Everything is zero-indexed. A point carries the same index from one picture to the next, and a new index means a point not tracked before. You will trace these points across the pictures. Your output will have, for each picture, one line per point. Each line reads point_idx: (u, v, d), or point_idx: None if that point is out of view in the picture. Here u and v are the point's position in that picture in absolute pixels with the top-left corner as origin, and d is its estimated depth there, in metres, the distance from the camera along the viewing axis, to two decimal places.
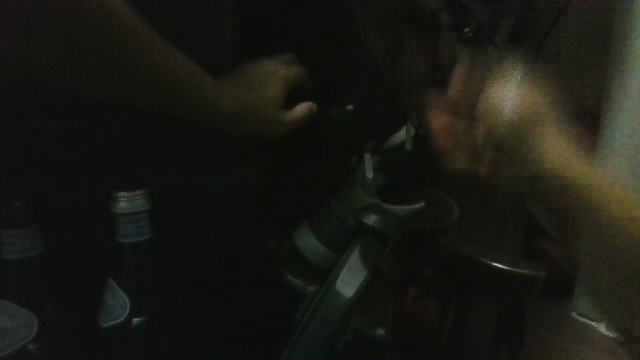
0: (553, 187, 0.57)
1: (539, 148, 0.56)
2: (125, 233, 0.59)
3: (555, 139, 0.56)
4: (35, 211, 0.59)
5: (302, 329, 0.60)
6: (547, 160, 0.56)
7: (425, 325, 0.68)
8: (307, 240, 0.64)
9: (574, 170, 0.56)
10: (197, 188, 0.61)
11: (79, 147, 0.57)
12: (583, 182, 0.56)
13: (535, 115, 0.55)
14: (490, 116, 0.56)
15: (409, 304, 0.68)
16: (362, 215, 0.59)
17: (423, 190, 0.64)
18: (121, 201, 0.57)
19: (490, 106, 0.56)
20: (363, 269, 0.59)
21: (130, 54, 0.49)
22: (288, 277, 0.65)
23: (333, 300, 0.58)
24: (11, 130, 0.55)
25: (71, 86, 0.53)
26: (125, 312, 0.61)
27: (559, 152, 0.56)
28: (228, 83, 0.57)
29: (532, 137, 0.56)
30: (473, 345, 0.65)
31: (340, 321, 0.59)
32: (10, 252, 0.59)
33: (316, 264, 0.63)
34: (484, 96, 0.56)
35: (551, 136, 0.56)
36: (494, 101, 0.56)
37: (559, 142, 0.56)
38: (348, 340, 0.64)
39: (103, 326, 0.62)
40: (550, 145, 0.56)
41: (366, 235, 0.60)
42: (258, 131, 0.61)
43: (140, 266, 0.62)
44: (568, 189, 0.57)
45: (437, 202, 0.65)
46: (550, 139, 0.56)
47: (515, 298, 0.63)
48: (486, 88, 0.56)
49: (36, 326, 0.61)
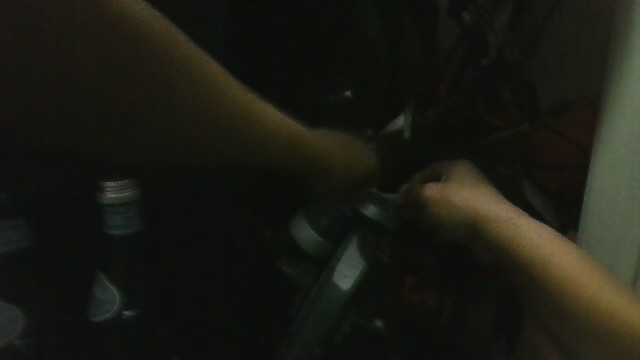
0: (540, 275, 0.50)
1: (518, 246, 0.52)
2: (113, 226, 0.56)
3: (537, 231, 0.52)
4: (34, 200, 0.59)
5: (299, 324, 0.55)
6: (530, 258, 0.50)
7: (422, 315, 0.71)
8: (301, 230, 0.61)
9: (571, 271, 0.48)
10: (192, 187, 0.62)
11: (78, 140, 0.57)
12: (585, 288, 0.47)
13: (501, 219, 0.54)
14: (449, 204, 0.59)
15: (408, 293, 0.72)
16: (362, 207, 0.58)
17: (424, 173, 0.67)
18: (107, 192, 0.54)
19: (445, 202, 0.59)
20: (361, 258, 0.56)
21: (127, 39, 0.50)
22: (284, 269, 0.64)
23: (331, 294, 0.54)
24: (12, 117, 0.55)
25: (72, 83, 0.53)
26: (116, 305, 0.57)
27: (545, 247, 0.50)
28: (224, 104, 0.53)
29: (512, 238, 0.52)
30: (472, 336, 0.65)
31: (339, 316, 0.54)
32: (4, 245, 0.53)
33: (314, 256, 0.61)
34: (440, 195, 0.60)
35: (524, 225, 0.52)
36: (448, 199, 0.59)
37: (541, 233, 0.51)
38: (345, 334, 0.58)
39: (91, 320, 0.57)
40: (530, 235, 0.51)
41: (364, 228, 0.58)
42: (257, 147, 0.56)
43: (131, 262, 0.59)
44: (556, 290, 0.48)
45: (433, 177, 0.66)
46: (530, 230, 0.52)
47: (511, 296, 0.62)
48: (443, 194, 0.60)
49: (23, 321, 0.54)
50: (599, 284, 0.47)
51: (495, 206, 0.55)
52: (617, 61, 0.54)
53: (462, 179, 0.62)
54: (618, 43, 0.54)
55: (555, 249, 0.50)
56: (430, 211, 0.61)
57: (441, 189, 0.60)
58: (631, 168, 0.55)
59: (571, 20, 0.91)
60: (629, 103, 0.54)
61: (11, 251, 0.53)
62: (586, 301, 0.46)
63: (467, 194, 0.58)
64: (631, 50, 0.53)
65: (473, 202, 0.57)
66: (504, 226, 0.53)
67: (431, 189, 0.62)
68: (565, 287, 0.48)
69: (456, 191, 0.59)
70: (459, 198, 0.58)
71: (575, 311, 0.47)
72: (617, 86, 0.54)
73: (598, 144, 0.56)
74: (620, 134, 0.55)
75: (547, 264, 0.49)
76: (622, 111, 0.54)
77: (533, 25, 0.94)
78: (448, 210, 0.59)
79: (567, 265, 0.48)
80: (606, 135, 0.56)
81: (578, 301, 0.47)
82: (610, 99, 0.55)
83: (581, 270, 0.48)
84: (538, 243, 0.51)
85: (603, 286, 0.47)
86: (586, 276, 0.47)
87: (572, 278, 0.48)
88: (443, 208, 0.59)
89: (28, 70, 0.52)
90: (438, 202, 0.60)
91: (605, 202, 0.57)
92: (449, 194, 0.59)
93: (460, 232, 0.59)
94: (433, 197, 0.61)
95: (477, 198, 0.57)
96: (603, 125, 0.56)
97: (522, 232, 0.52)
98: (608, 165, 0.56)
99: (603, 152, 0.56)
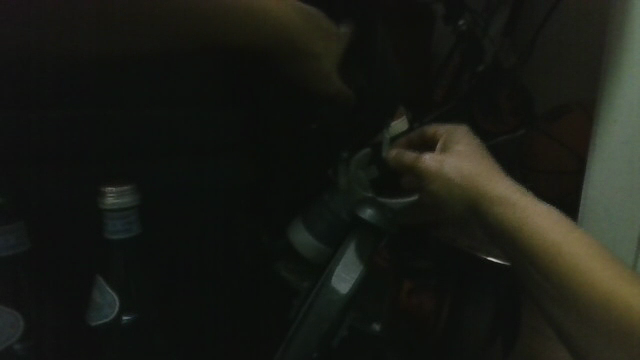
0: (548, 268, 0.52)
1: (522, 234, 0.54)
2: (113, 230, 0.56)
3: (541, 216, 0.54)
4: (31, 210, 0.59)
5: (296, 328, 0.54)
6: (540, 250, 0.52)
7: (418, 317, 0.71)
8: (300, 236, 0.60)
9: (583, 259, 0.51)
10: (182, 193, 0.62)
11: (81, 143, 0.57)
12: (600, 286, 0.49)
13: (506, 201, 0.56)
14: (456, 181, 0.59)
15: (406, 297, 0.72)
16: (358, 210, 0.56)
17: (424, 132, 0.67)
18: (108, 197, 0.54)
19: (449, 177, 0.60)
20: (359, 264, 0.55)
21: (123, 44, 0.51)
22: (284, 274, 0.63)
23: (327, 297, 0.54)
24: (10, 123, 0.54)
25: (79, 85, 0.54)
26: (115, 309, 0.58)
27: (553, 234, 0.52)
28: (225, 26, 0.51)
29: (515, 227, 0.54)
30: (470, 330, 0.63)
31: (337, 319, 0.54)
32: (3, 249, 0.54)
33: (311, 259, 0.60)
34: (446, 169, 0.60)
35: (532, 211, 0.54)
36: (452, 173, 0.60)
37: (546, 217, 0.54)
38: (343, 336, 0.58)
39: (93, 324, 0.59)
40: (537, 223, 0.53)
41: (359, 230, 0.56)
42: (243, 37, 0.52)
43: (130, 264, 0.58)
44: (568, 285, 0.51)
45: (423, 139, 0.68)
46: (535, 216, 0.54)
47: (509, 290, 0.65)
48: (451, 170, 0.60)
49: (22, 326, 0.57)
50: (608, 271, 0.50)
51: (501, 186, 0.57)
52: (612, 70, 0.55)
53: (460, 151, 0.62)
54: (614, 52, 0.55)
55: (558, 233, 0.52)
56: (425, 183, 0.61)
57: (441, 162, 0.61)
58: (627, 166, 0.56)
59: (568, 25, 0.92)
60: (623, 112, 0.55)
61: (10, 254, 0.55)
62: (604, 294, 0.49)
63: (467, 165, 0.60)
64: (627, 61, 0.54)
65: (474, 178, 0.59)
66: (509, 208, 0.55)
67: (432, 158, 0.61)
68: (582, 280, 0.50)
69: (458, 166, 0.60)
70: (460, 174, 0.59)
71: (597, 307, 0.49)
72: (613, 96, 0.55)
73: (596, 142, 0.57)
74: (617, 141, 0.56)
75: (563, 258, 0.51)
76: (617, 119, 0.55)
77: (530, 28, 0.94)
78: (455, 183, 0.60)
79: (577, 254, 0.51)
80: (603, 133, 0.56)
81: (591, 293, 0.50)
82: (605, 98, 0.56)
83: (574, 249, 0.51)
84: (543, 229, 0.53)
85: (615, 277, 0.50)
86: (603, 273, 0.50)
87: (587, 270, 0.50)
88: (450, 179, 0.60)
89: (31, 76, 0.52)
90: (436, 177, 0.60)
91: (602, 204, 0.58)
92: (454, 168, 0.60)
93: (464, 208, 0.60)
94: (429, 168, 0.61)
95: (480, 174, 0.59)
96: (599, 124, 0.57)
97: (528, 218, 0.54)
98: (607, 172, 0.57)
99: (599, 159, 0.57)
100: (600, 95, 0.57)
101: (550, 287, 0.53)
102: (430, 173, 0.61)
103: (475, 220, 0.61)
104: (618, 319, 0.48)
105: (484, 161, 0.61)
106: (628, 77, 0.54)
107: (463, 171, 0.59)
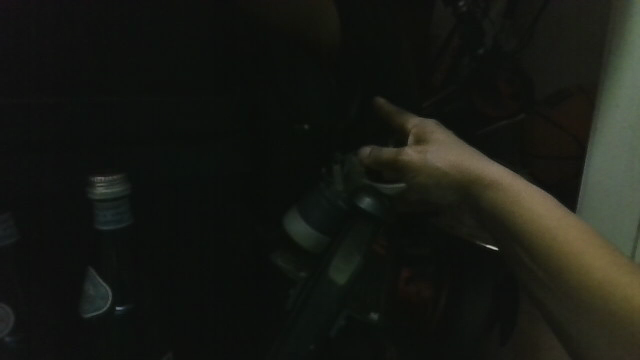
0: (544, 259, 0.47)
1: (520, 219, 0.49)
2: (103, 222, 0.54)
3: (537, 197, 0.50)
4: (20, 205, 0.57)
5: (295, 317, 0.54)
6: (536, 235, 0.48)
7: (417, 307, 0.69)
8: (296, 226, 0.57)
9: (579, 247, 0.46)
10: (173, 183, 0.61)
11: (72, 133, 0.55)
12: (610, 286, 0.44)
13: (498, 182, 0.51)
14: (437, 172, 0.54)
15: (402, 286, 0.69)
16: (355, 198, 0.53)
17: (412, 124, 0.59)
18: (98, 187, 0.52)
19: (431, 169, 0.55)
20: (356, 254, 0.53)
21: None
22: (280, 263, 0.60)
23: (323, 288, 0.53)
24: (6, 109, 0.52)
25: (71, 67, 0.54)
26: (108, 302, 0.56)
27: (546, 217, 0.48)
28: None
29: (509, 213, 0.50)
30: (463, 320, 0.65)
31: (334, 309, 0.53)
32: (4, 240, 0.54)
33: (307, 248, 0.58)
34: (427, 159, 0.55)
35: (529, 193, 0.50)
36: (432, 163, 0.54)
37: (540, 198, 0.50)
38: (341, 326, 0.57)
39: (85, 317, 0.57)
40: (530, 205, 0.49)
41: (356, 220, 0.53)
42: None
43: (120, 255, 0.58)
44: (564, 277, 0.46)
45: (406, 131, 0.60)
46: (532, 200, 0.49)
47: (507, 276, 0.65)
48: (431, 159, 0.55)
49: (12, 321, 0.57)
50: (611, 263, 0.45)
51: (493, 168, 0.53)
52: (612, 61, 0.54)
53: (442, 141, 0.56)
54: (613, 41, 0.53)
55: (552, 218, 0.48)
56: (410, 177, 0.56)
57: (423, 152, 0.55)
58: (628, 155, 0.54)
59: (569, 10, 0.89)
60: (622, 102, 0.53)
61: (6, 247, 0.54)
62: (611, 296, 0.44)
63: (445, 151, 0.55)
64: (626, 53, 0.52)
65: (460, 164, 0.54)
66: (499, 193, 0.51)
67: (414, 151, 0.56)
68: (579, 271, 0.45)
69: (443, 155, 0.54)
70: (445, 162, 0.54)
71: (602, 310, 0.44)
72: (612, 86, 0.54)
73: (596, 127, 0.56)
74: (620, 132, 0.54)
75: (555, 242, 0.47)
76: (618, 108, 0.54)
77: (529, 15, 0.92)
78: (439, 174, 0.54)
79: (570, 238, 0.47)
80: (603, 117, 0.55)
81: (592, 290, 0.45)
82: (605, 82, 0.54)
83: (569, 234, 0.47)
84: (537, 209, 0.48)
85: (622, 274, 0.44)
86: (606, 261, 0.45)
87: (589, 261, 0.45)
88: (431, 169, 0.55)
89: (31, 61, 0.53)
90: (422, 170, 0.55)
91: (602, 194, 0.56)
92: (434, 157, 0.55)
93: (451, 195, 0.56)
94: (413, 161, 0.55)
95: (464, 160, 0.54)
96: (601, 107, 0.55)
97: (523, 203, 0.49)
98: (611, 161, 0.55)
99: (598, 148, 0.56)
100: (599, 82, 0.55)
101: (540, 273, 0.48)
102: (415, 167, 0.55)
103: (465, 206, 0.57)
104: (620, 321, 0.43)
105: (464, 149, 0.56)
106: (624, 68, 0.53)
107: (448, 158, 0.54)
